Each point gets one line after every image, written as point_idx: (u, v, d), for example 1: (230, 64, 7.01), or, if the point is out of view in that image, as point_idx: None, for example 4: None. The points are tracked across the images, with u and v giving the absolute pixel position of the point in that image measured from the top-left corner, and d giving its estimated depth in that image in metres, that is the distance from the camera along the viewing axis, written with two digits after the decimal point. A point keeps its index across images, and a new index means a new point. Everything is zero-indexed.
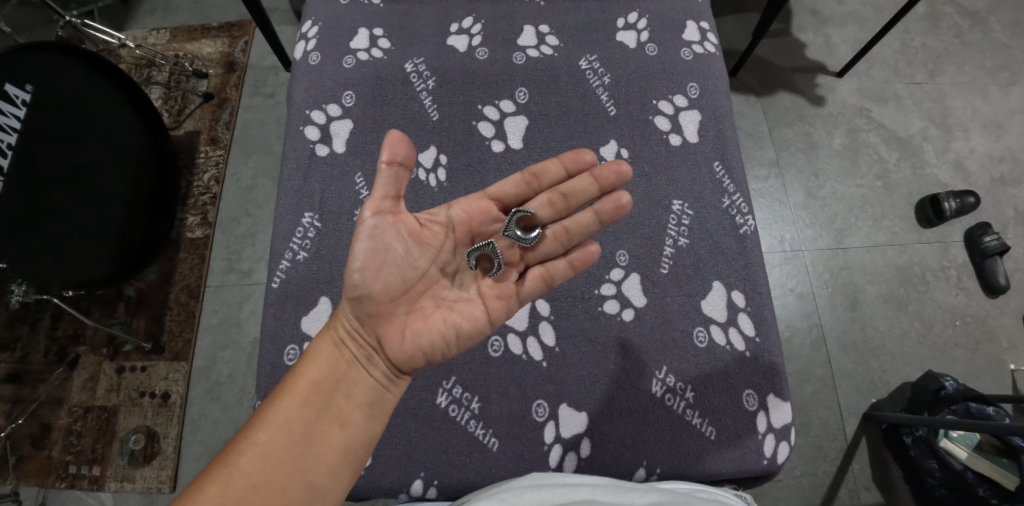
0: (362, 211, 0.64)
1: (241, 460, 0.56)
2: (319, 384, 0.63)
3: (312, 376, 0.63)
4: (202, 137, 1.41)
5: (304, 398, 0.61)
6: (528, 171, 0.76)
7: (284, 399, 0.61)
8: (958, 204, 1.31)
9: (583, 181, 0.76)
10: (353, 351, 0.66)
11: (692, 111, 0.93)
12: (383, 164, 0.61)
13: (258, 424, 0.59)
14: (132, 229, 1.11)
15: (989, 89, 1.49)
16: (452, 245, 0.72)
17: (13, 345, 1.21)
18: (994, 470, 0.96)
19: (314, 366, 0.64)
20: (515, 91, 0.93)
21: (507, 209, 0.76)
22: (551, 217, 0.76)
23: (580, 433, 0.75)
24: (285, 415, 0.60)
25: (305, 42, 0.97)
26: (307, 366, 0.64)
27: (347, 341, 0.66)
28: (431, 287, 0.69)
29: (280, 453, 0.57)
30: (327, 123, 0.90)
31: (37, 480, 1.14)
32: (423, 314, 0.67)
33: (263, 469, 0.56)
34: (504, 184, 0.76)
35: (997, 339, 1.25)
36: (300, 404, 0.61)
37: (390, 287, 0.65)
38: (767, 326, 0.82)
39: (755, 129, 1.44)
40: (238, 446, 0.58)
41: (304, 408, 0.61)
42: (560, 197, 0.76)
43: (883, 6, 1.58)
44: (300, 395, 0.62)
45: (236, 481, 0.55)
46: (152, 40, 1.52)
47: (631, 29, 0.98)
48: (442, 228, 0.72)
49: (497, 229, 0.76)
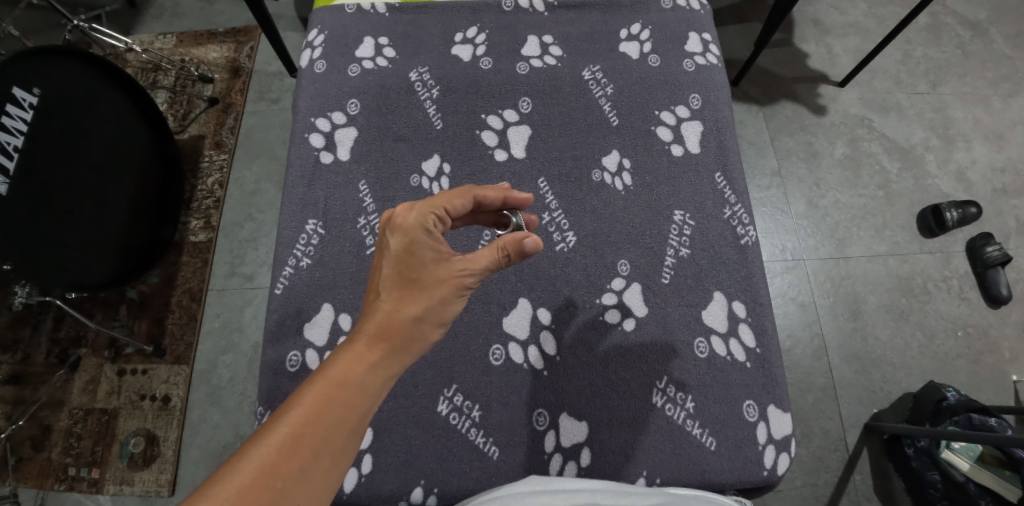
0: (439, 298, 0.61)
1: (265, 460, 0.48)
2: (365, 393, 0.55)
3: (348, 377, 0.55)
4: (206, 142, 1.42)
5: (341, 403, 0.53)
6: (473, 192, 0.68)
7: (307, 399, 0.52)
8: (960, 215, 1.31)
9: (493, 195, 0.70)
10: (404, 362, 0.59)
11: (694, 121, 0.93)
12: (455, 295, 0.62)
13: (296, 418, 0.51)
14: (137, 232, 1.13)
15: (990, 100, 1.50)
16: (486, 262, 0.63)
17: (15, 346, 1.22)
18: (996, 483, 0.95)
19: (359, 372, 0.55)
20: (518, 101, 0.94)
21: (460, 208, 0.66)
22: (527, 243, 0.63)
23: (580, 442, 0.75)
24: (325, 421, 0.52)
25: (311, 50, 0.98)
26: (351, 366, 0.55)
27: (399, 347, 0.58)
28: (438, 282, 0.61)
29: (310, 465, 0.50)
30: (331, 131, 0.91)
31: (35, 482, 1.14)
32: (450, 310, 0.62)
33: (281, 483, 0.48)
34: (457, 200, 0.65)
35: (999, 351, 1.25)
36: (344, 413, 0.53)
37: (424, 324, 0.60)
38: (768, 336, 0.82)
39: (757, 139, 1.45)
40: (262, 440, 0.49)
41: (343, 421, 0.53)
42: (498, 197, 0.70)
43: (884, 16, 1.59)
44: (336, 401, 0.53)
45: (257, 485, 0.47)
46: (159, 45, 1.53)
47: (634, 39, 0.99)
48: (477, 275, 0.63)
49: (456, 213, 0.66)
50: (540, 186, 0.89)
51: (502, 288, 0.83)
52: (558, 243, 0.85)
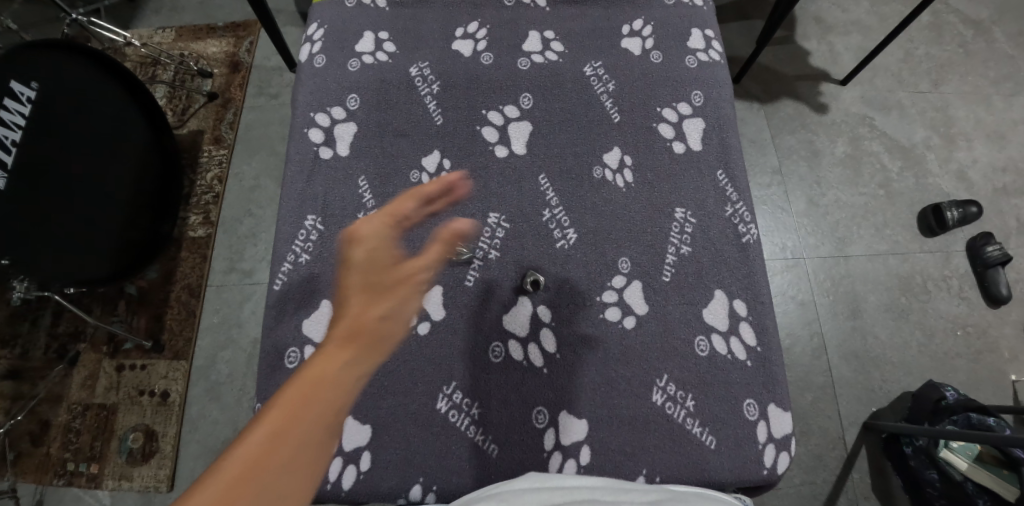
0: (400, 285, 0.70)
1: (247, 456, 0.48)
2: (340, 388, 0.59)
3: (324, 374, 0.58)
4: (205, 137, 1.41)
5: (316, 394, 0.56)
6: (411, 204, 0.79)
7: (284, 396, 0.55)
8: (960, 214, 1.31)
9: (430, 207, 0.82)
10: (372, 354, 0.64)
11: (696, 119, 0.93)
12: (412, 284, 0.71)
13: (274, 415, 0.52)
14: (137, 229, 1.10)
15: (992, 99, 1.49)
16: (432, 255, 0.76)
17: (13, 341, 1.21)
18: (994, 482, 0.96)
19: (332, 369, 0.59)
20: (519, 97, 0.94)
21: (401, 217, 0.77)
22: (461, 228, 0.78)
23: (579, 441, 0.75)
24: (304, 412, 0.54)
25: (311, 44, 0.97)
26: (325, 364, 0.59)
27: (365, 340, 0.63)
28: (396, 277, 0.70)
29: (294, 457, 0.51)
30: (331, 126, 0.91)
31: (34, 477, 1.14)
32: (411, 305, 0.71)
33: (266, 475, 0.48)
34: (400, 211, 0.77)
35: (998, 351, 1.25)
36: (323, 406, 0.56)
37: (388, 313, 0.66)
38: (769, 335, 0.81)
39: (758, 137, 1.44)
40: (238, 446, 0.49)
41: (321, 410, 0.55)
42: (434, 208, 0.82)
43: (886, 14, 1.58)
44: (312, 396, 0.56)
45: (237, 486, 0.46)
46: (158, 39, 1.52)
47: (636, 36, 0.98)
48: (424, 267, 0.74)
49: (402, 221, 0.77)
50: (541, 183, 0.88)
51: (502, 286, 0.82)
52: (558, 240, 0.85)
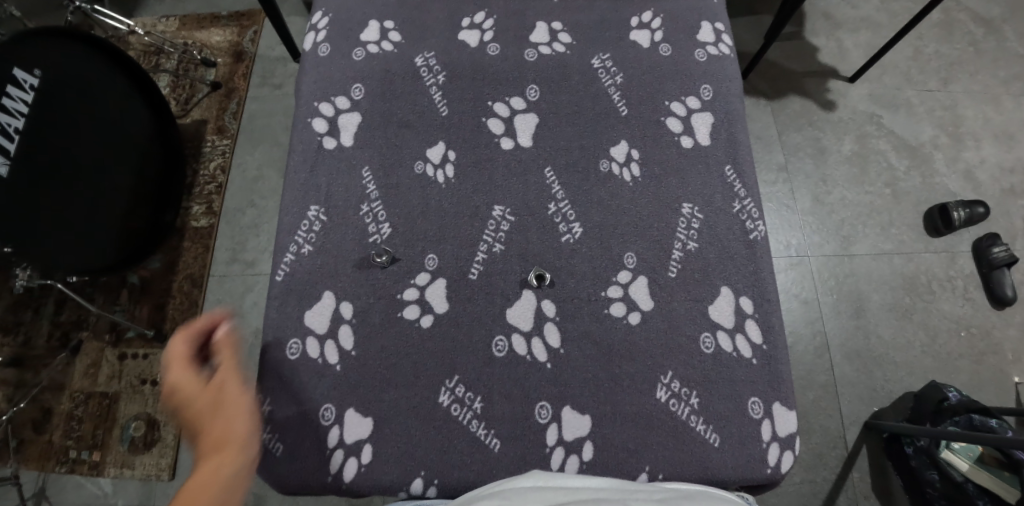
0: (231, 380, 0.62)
1: None
2: (239, 441, 0.57)
3: (220, 434, 0.57)
4: (208, 126, 1.41)
5: (220, 451, 0.55)
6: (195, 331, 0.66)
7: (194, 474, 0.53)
8: (968, 214, 1.29)
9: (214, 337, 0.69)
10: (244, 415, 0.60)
11: (705, 113, 0.92)
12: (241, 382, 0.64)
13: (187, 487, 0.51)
14: (136, 217, 1.12)
15: (1002, 98, 1.47)
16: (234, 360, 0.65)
17: (16, 329, 1.21)
18: (995, 484, 0.95)
19: (220, 430, 0.57)
20: (526, 88, 0.93)
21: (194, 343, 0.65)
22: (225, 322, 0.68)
23: (582, 437, 0.74)
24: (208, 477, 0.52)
25: (315, 33, 0.96)
26: (211, 431, 0.57)
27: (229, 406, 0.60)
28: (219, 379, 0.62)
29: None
30: (335, 116, 0.90)
31: (37, 465, 1.14)
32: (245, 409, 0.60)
33: None
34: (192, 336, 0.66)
35: (1002, 352, 1.24)
36: (222, 462, 0.54)
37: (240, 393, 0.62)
38: (775, 333, 0.81)
39: (764, 133, 1.43)
40: None
41: (222, 468, 0.54)
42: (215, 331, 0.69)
43: (897, 11, 1.56)
44: (211, 461, 0.54)
45: None
46: (162, 27, 1.52)
47: (645, 28, 0.97)
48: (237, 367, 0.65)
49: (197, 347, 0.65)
50: (547, 176, 0.87)
51: (506, 280, 0.81)
52: (564, 233, 0.84)
